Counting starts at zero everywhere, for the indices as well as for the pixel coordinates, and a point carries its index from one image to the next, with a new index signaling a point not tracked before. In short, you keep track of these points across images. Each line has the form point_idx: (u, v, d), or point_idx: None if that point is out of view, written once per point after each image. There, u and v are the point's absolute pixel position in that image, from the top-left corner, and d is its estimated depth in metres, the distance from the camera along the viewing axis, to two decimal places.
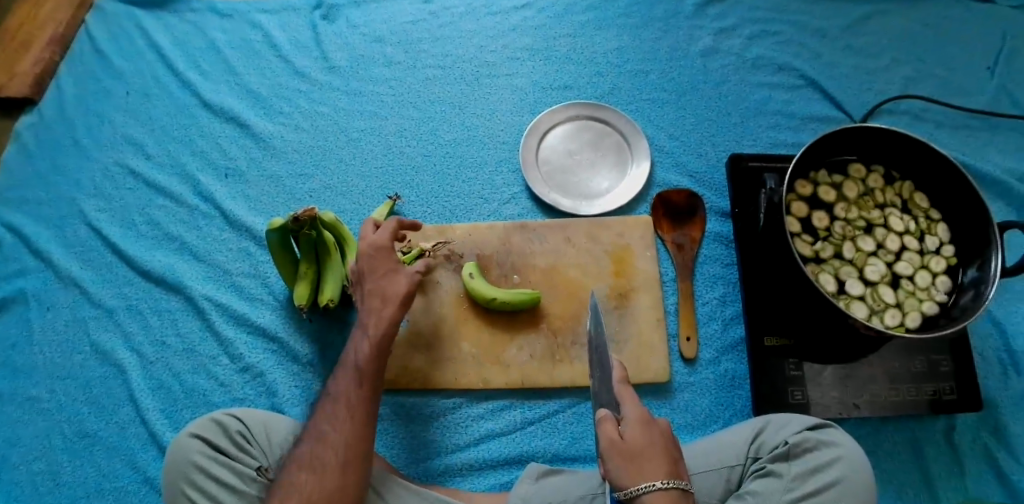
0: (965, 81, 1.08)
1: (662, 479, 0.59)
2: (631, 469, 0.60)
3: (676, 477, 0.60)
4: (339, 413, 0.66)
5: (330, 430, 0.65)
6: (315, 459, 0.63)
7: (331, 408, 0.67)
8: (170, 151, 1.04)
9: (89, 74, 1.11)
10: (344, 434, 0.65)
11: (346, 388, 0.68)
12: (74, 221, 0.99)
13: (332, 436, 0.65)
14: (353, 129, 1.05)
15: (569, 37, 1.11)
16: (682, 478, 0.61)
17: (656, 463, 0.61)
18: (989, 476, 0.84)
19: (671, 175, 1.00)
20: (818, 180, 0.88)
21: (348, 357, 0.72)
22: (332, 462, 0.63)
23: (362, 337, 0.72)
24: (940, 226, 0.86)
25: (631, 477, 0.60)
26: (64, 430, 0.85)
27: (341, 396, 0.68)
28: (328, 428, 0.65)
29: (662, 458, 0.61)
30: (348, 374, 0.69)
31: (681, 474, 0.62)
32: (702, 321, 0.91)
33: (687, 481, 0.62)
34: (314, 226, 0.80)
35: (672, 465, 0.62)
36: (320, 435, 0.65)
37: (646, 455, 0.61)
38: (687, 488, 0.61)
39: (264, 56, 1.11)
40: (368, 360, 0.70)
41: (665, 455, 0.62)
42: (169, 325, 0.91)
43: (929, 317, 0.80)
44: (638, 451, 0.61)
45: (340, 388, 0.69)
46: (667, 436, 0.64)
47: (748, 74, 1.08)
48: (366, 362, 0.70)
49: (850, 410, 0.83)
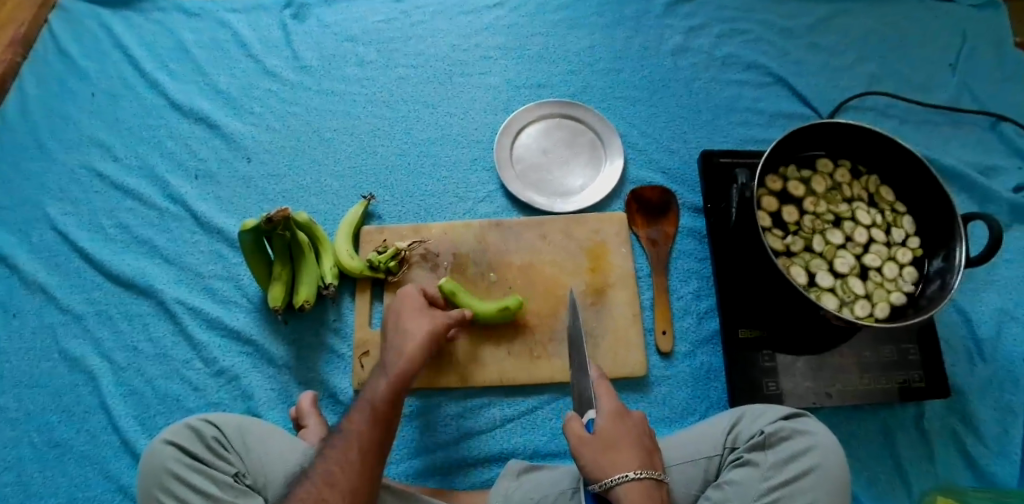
0: (926, 77, 1.11)
1: (636, 469, 0.60)
2: (607, 462, 0.60)
3: (649, 467, 0.61)
4: (349, 450, 0.62)
5: (338, 471, 0.61)
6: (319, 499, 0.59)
7: (344, 445, 0.63)
8: (139, 153, 1.03)
9: (54, 75, 1.09)
10: (354, 475, 0.61)
11: (360, 427, 0.64)
12: (40, 225, 0.97)
13: (341, 477, 0.60)
14: (325, 129, 1.04)
15: (541, 36, 1.12)
16: (656, 469, 0.62)
17: (627, 453, 0.61)
18: (958, 461, 0.86)
19: (645, 171, 1.02)
20: (787, 175, 0.89)
21: (366, 394, 0.68)
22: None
23: (383, 377, 0.68)
24: (904, 219, 0.88)
25: (608, 467, 0.60)
26: (34, 440, 0.83)
27: (353, 433, 0.64)
28: (337, 467, 0.61)
29: (637, 449, 0.62)
30: (361, 411, 0.65)
31: (656, 465, 0.63)
32: (677, 315, 0.92)
33: (662, 472, 0.63)
34: (287, 226, 0.79)
35: (648, 457, 0.62)
36: (327, 474, 0.61)
37: (617, 446, 0.61)
38: (663, 480, 0.62)
39: (234, 56, 1.10)
40: (388, 401, 0.66)
41: (639, 446, 0.63)
42: (140, 329, 0.90)
43: (897, 307, 0.83)
44: (608, 440, 0.62)
45: (353, 426, 0.64)
46: (644, 427, 0.65)
47: (718, 72, 1.10)
48: (383, 401, 0.66)
49: (823, 399, 0.84)
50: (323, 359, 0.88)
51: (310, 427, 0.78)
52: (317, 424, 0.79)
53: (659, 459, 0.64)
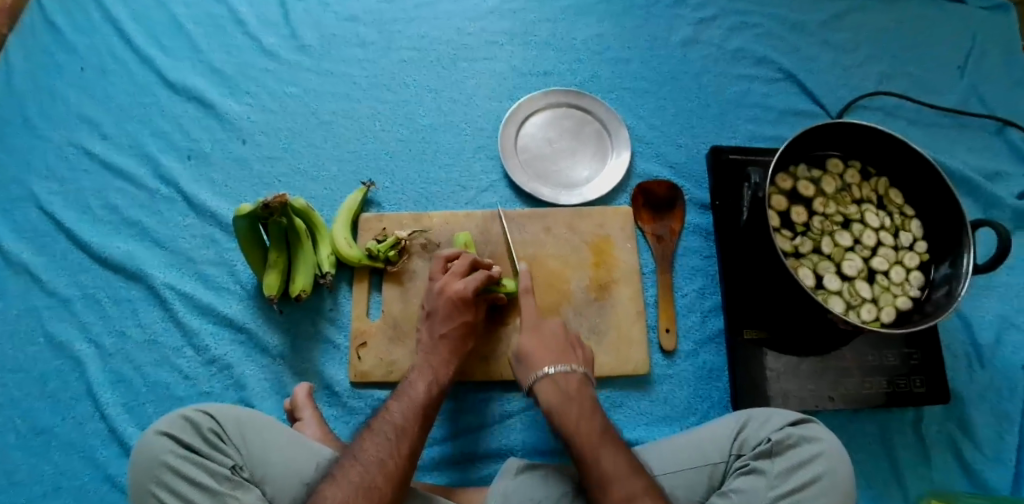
0: (936, 79, 1.10)
1: (546, 365, 0.74)
2: (526, 366, 0.75)
3: (562, 362, 0.74)
4: (401, 443, 0.65)
5: (391, 460, 0.63)
6: (369, 486, 0.60)
7: (395, 436, 0.66)
8: (129, 131, 0.99)
9: (42, 47, 1.04)
10: (402, 465, 0.63)
11: (410, 421, 0.68)
12: (25, 204, 0.93)
13: (392, 466, 0.63)
14: (324, 111, 1.01)
15: (549, 22, 1.09)
16: (572, 363, 0.75)
17: (544, 355, 0.75)
18: (954, 466, 0.86)
19: (651, 164, 0.99)
20: (798, 174, 0.88)
21: (403, 390, 0.72)
22: (385, 491, 0.61)
23: (428, 376, 0.73)
24: (913, 223, 0.88)
25: (527, 371, 0.75)
26: (17, 427, 0.81)
27: (403, 426, 0.67)
28: (389, 457, 0.63)
29: (552, 349, 0.76)
30: (404, 402, 0.70)
31: (572, 360, 0.76)
32: (680, 313, 0.91)
33: (580, 364, 0.76)
34: (284, 212, 0.76)
35: (559, 356, 0.75)
36: (379, 462, 0.62)
37: (538, 349, 0.76)
38: (575, 371, 0.74)
39: (230, 33, 1.06)
40: (431, 400, 0.71)
41: (555, 349, 0.76)
42: (128, 314, 0.87)
43: (903, 312, 0.82)
44: (532, 349, 0.76)
45: (401, 417, 0.68)
46: (560, 331, 0.79)
47: (727, 66, 1.08)
48: (430, 400, 0.71)
49: (825, 403, 0.84)
50: (320, 349, 0.85)
51: (307, 421, 0.77)
52: (312, 418, 0.77)
53: (582, 352, 0.78)
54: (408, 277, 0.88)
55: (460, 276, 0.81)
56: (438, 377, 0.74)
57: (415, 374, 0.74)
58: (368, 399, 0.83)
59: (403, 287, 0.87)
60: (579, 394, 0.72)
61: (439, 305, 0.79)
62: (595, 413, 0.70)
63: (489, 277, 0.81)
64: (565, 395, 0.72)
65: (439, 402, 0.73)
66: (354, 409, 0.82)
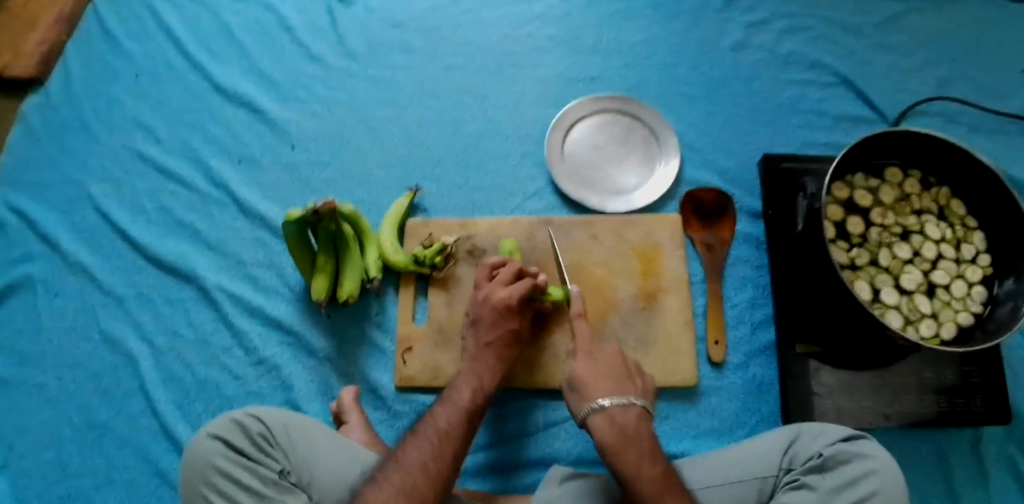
0: (999, 83, 1.05)
1: (601, 398, 0.67)
2: (580, 395, 0.69)
3: (619, 394, 0.68)
4: (445, 448, 0.64)
5: (433, 464, 0.63)
6: (412, 490, 0.60)
7: (438, 441, 0.65)
8: (182, 135, 1.01)
9: (100, 53, 1.07)
10: (445, 470, 0.63)
11: (455, 427, 0.67)
12: (83, 205, 0.96)
13: (435, 472, 0.62)
14: (372, 117, 1.01)
15: (596, 27, 1.08)
16: (630, 395, 0.69)
17: (599, 386, 0.69)
18: (1015, 490, 0.82)
19: (700, 172, 0.97)
20: (854, 184, 0.85)
21: (449, 395, 0.72)
22: (427, 496, 0.60)
23: (473, 383, 0.73)
24: (976, 234, 0.84)
25: (581, 401, 0.69)
26: (74, 420, 0.83)
27: (448, 431, 0.66)
28: (432, 462, 0.63)
29: (607, 379, 0.70)
30: (450, 409, 0.69)
31: (630, 392, 0.69)
32: (729, 324, 0.89)
33: (638, 397, 0.69)
34: (333, 218, 0.77)
35: (617, 385, 0.69)
36: (422, 466, 0.62)
37: (592, 379, 0.70)
38: (634, 404, 0.67)
39: (279, 40, 1.07)
40: (476, 407, 0.71)
41: (609, 377, 0.70)
42: (180, 314, 0.89)
43: (965, 328, 0.79)
44: (586, 378, 0.70)
45: (445, 422, 0.67)
46: (616, 358, 0.73)
47: (779, 71, 1.05)
48: (475, 406, 0.71)
49: (881, 421, 0.81)
50: (365, 353, 0.86)
51: (352, 424, 0.77)
52: (358, 421, 0.78)
53: (640, 383, 0.72)
54: (454, 282, 0.88)
55: (507, 284, 0.80)
56: (483, 382, 0.73)
57: (460, 380, 0.74)
58: (413, 404, 0.83)
59: (448, 293, 0.87)
60: (637, 432, 0.65)
61: (485, 313, 0.78)
62: (654, 455, 0.63)
63: (535, 284, 0.80)
64: (622, 432, 0.65)
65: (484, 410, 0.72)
66: (398, 413, 0.82)
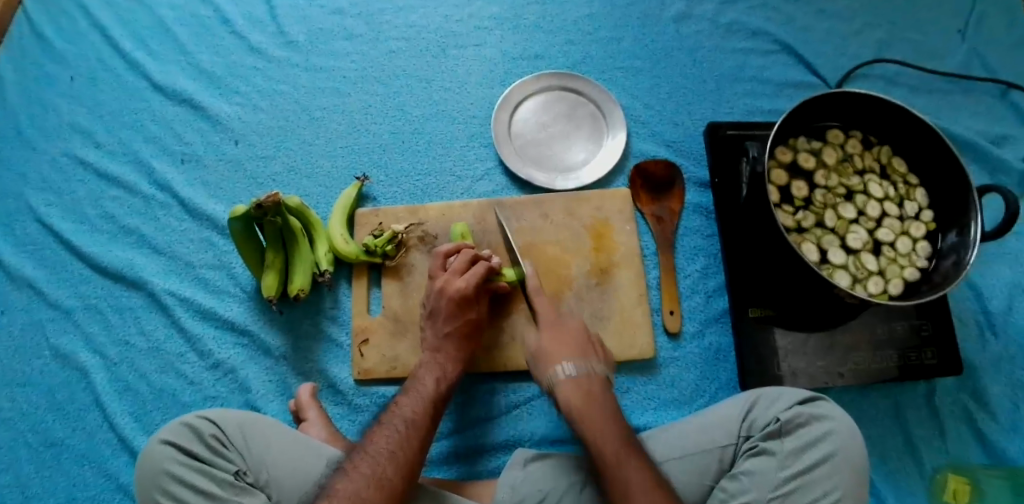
0: (937, 42, 1.07)
1: (565, 365, 0.71)
2: (546, 365, 0.73)
3: (583, 362, 0.72)
4: (412, 436, 0.64)
5: (401, 452, 0.62)
6: (381, 478, 0.59)
7: (405, 427, 0.65)
8: (122, 139, 0.98)
9: (30, 58, 1.03)
10: (412, 456, 0.63)
11: (421, 415, 0.67)
12: (23, 218, 0.93)
13: (403, 458, 0.62)
14: (315, 107, 0.99)
15: (538, 4, 1.07)
16: (592, 363, 0.72)
17: (562, 355, 0.72)
18: (968, 437, 0.85)
19: (648, 144, 0.98)
20: (798, 147, 0.86)
21: (412, 385, 0.72)
22: (397, 482, 0.60)
23: (436, 372, 0.73)
24: (918, 191, 0.85)
25: (545, 370, 0.72)
26: (29, 440, 0.81)
27: (414, 419, 0.66)
28: (399, 449, 0.62)
29: (570, 348, 0.73)
30: (414, 398, 0.69)
31: (593, 361, 0.73)
32: (684, 295, 0.89)
33: (600, 366, 0.73)
34: (278, 212, 0.75)
35: (580, 355, 0.73)
36: (389, 454, 0.62)
37: (557, 350, 0.73)
38: (597, 372, 0.71)
39: (217, 33, 1.04)
40: (440, 396, 0.71)
41: (573, 348, 0.74)
42: (130, 323, 0.86)
43: (911, 283, 0.81)
44: (550, 350, 0.74)
45: (411, 410, 0.67)
46: (581, 333, 0.76)
47: (722, 40, 1.05)
48: (439, 395, 0.71)
49: (834, 379, 0.82)
50: (322, 349, 0.85)
51: (312, 421, 0.76)
52: (317, 419, 0.77)
53: (601, 354, 0.76)
54: (407, 270, 0.87)
55: (460, 271, 0.80)
56: (446, 370, 0.74)
57: (423, 371, 0.74)
58: (373, 396, 0.82)
59: (402, 282, 0.86)
60: (601, 394, 0.69)
61: (438, 302, 0.78)
62: (616, 415, 0.67)
63: (489, 266, 0.80)
64: (587, 396, 0.68)
65: (448, 399, 0.72)
66: (359, 406, 0.82)
